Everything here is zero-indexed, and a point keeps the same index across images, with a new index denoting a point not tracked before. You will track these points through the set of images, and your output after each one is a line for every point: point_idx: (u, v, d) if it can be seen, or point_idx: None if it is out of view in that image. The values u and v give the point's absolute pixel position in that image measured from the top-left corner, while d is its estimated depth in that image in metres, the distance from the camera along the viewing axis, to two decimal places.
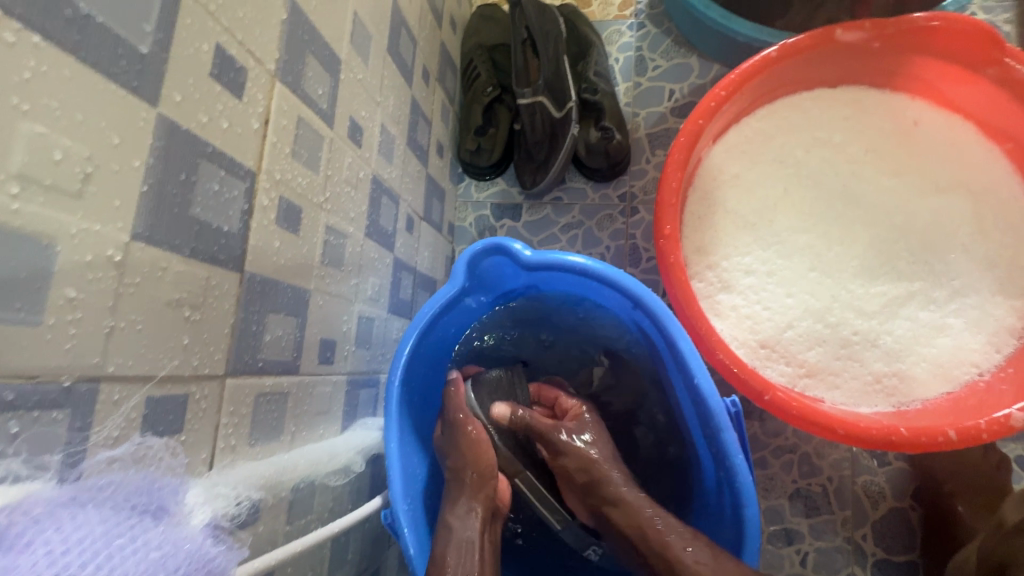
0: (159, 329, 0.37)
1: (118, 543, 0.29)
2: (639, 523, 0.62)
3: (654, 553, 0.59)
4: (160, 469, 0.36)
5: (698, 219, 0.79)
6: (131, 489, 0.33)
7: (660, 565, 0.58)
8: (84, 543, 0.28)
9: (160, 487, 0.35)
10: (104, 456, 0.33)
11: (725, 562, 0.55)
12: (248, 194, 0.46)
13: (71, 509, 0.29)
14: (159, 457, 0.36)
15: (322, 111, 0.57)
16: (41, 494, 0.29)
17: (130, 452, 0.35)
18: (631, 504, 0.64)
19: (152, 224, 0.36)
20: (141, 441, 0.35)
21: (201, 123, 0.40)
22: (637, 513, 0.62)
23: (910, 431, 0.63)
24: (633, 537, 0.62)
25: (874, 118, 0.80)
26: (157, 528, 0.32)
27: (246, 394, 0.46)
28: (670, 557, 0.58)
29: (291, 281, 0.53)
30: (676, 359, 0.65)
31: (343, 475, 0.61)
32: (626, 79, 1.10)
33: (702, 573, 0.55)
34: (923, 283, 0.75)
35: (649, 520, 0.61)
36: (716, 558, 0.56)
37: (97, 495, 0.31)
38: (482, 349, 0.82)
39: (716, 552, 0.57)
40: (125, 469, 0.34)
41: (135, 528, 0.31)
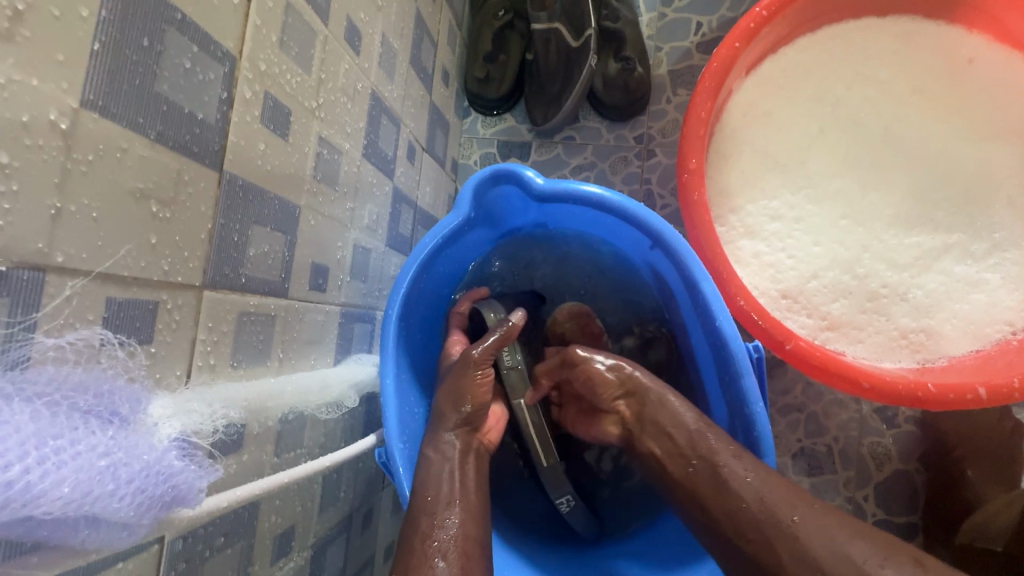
0: (121, 221, 0.32)
1: (54, 445, 0.26)
2: (683, 425, 0.57)
3: (696, 463, 0.54)
4: (116, 369, 0.32)
5: (723, 157, 0.73)
6: (77, 388, 0.29)
7: (701, 473, 0.53)
8: (9, 441, 0.24)
9: (114, 390, 0.31)
10: (51, 345, 0.28)
11: (776, 478, 0.50)
12: (228, 81, 0.39)
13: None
14: (115, 355, 0.32)
15: (315, 2, 0.50)
16: None
17: (80, 343, 0.30)
18: (675, 410, 0.59)
19: (106, 91, 0.30)
20: (98, 334, 0.31)
21: None
22: (683, 422, 0.57)
23: (937, 388, 0.60)
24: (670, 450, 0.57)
25: (927, 54, 0.72)
26: (108, 436, 0.29)
27: (227, 311, 0.41)
28: (717, 460, 0.53)
29: (279, 193, 0.47)
30: (695, 302, 0.60)
31: (335, 410, 0.57)
32: (650, 9, 1.01)
33: (750, 481, 0.50)
34: (962, 236, 0.69)
35: (695, 427, 0.56)
36: (764, 470, 0.51)
37: (33, 391, 0.27)
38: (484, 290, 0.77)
39: (764, 468, 0.51)
40: (74, 364, 0.29)
41: (80, 432, 0.27)
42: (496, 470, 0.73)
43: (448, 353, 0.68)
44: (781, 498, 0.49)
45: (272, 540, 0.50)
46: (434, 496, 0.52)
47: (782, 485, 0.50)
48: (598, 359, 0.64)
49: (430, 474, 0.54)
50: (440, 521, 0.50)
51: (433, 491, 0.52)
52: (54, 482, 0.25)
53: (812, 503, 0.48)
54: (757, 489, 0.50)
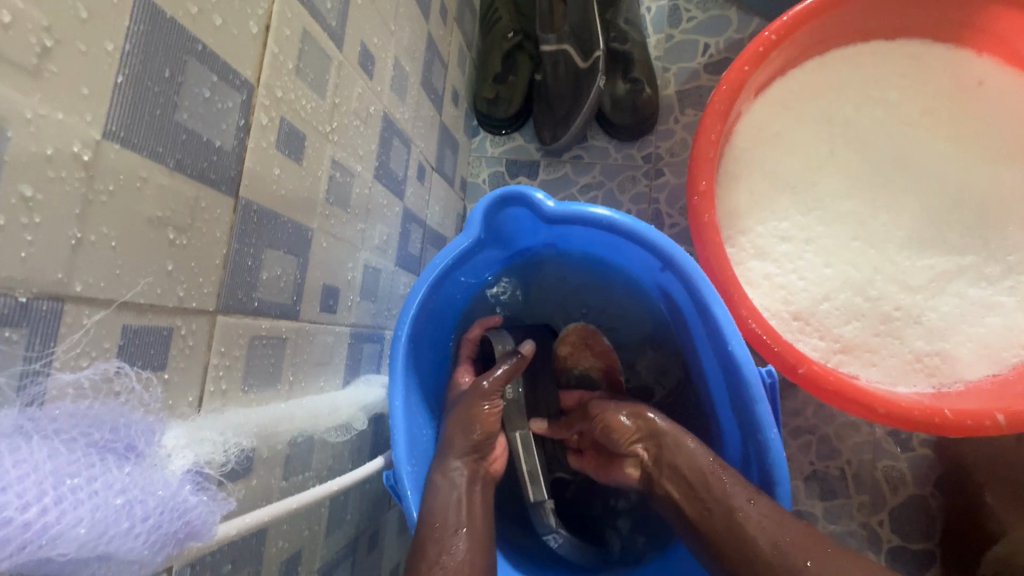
0: (139, 250, 0.32)
1: (70, 484, 0.26)
2: (699, 468, 0.56)
3: (712, 508, 0.54)
4: (131, 401, 0.32)
5: (733, 178, 0.73)
6: (96, 423, 0.29)
7: (719, 517, 0.53)
8: (27, 482, 0.24)
9: (131, 424, 0.31)
10: (66, 380, 0.28)
11: (792, 522, 0.51)
12: (245, 108, 0.40)
13: (15, 441, 0.25)
14: (130, 388, 0.32)
15: (330, 29, 0.51)
16: None
17: (96, 376, 0.30)
18: (691, 453, 0.58)
19: (128, 123, 0.31)
20: (113, 367, 0.31)
21: (189, 14, 0.34)
22: (699, 465, 0.57)
23: (954, 414, 0.59)
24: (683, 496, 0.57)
25: (936, 76, 0.72)
26: (124, 472, 0.29)
27: (240, 335, 0.42)
28: (732, 503, 0.53)
29: (292, 216, 0.48)
30: (707, 325, 0.60)
31: (344, 433, 0.56)
32: (658, 31, 1.02)
33: (765, 524, 0.51)
34: (975, 258, 0.68)
35: (711, 471, 0.56)
36: (778, 513, 0.52)
37: (52, 427, 0.27)
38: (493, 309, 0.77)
39: (780, 512, 0.51)
40: (89, 396, 0.29)
41: (97, 469, 0.28)
42: (504, 492, 0.72)
43: (455, 383, 0.69)
44: (793, 539, 0.50)
45: (278, 566, 0.50)
46: (440, 523, 0.52)
47: (795, 528, 0.51)
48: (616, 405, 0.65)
49: (440, 498, 0.54)
50: (446, 549, 0.50)
51: (437, 520, 0.52)
52: (70, 522, 0.25)
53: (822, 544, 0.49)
54: (771, 533, 0.50)
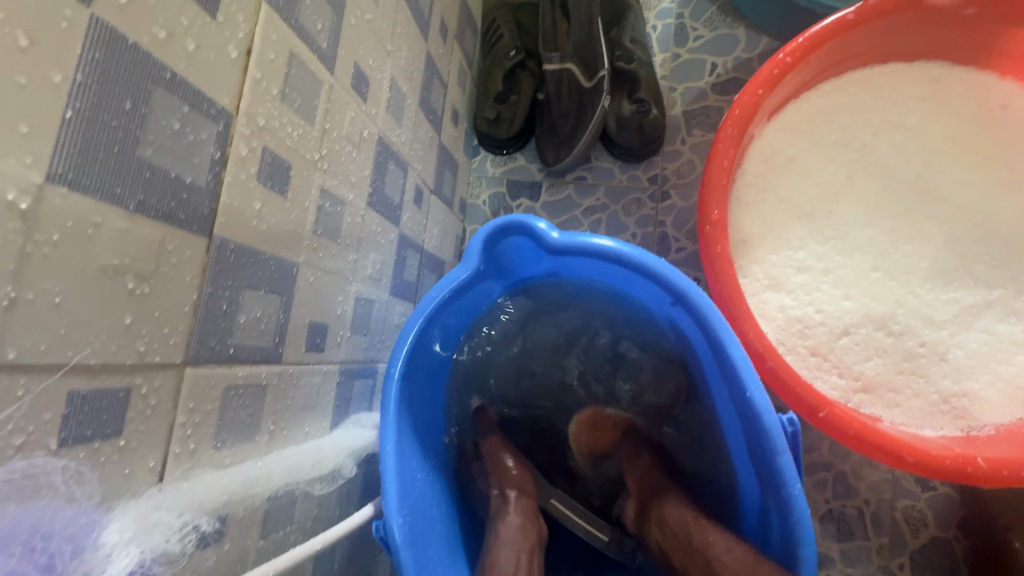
0: (89, 305, 0.29)
1: None
2: (685, 521, 0.55)
3: (692, 558, 0.52)
4: (56, 501, 0.28)
5: (746, 205, 0.69)
6: (10, 535, 0.26)
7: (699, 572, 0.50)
8: None
9: (52, 530, 0.28)
10: None
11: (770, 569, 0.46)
12: (222, 139, 0.36)
13: None
14: (57, 486, 0.28)
15: (321, 51, 0.48)
16: None
17: (14, 476, 0.26)
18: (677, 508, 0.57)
19: (79, 163, 0.27)
20: (34, 463, 0.26)
21: (156, 39, 0.31)
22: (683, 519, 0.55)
23: (988, 462, 0.55)
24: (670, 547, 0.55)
25: (959, 99, 0.69)
26: None
27: (212, 388, 0.38)
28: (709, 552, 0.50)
29: (275, 252, 0.44)
30: (721, 365, 0.55)
31: (330, 482, 0.52)
32: (664, 50, 0.99)
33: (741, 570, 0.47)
34: (1004, 292, 0.65)
35: (696, 521, 0.54)
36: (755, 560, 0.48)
37: None
38: (490, 346, 0.72)
39: (757, 558, 0.48)
40: (2, 500, 0.25)
41: None
42: None
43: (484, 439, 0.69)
44: None
45: None
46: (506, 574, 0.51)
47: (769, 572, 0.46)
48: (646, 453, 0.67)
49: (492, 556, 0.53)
50: None
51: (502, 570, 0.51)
52: None
53: None
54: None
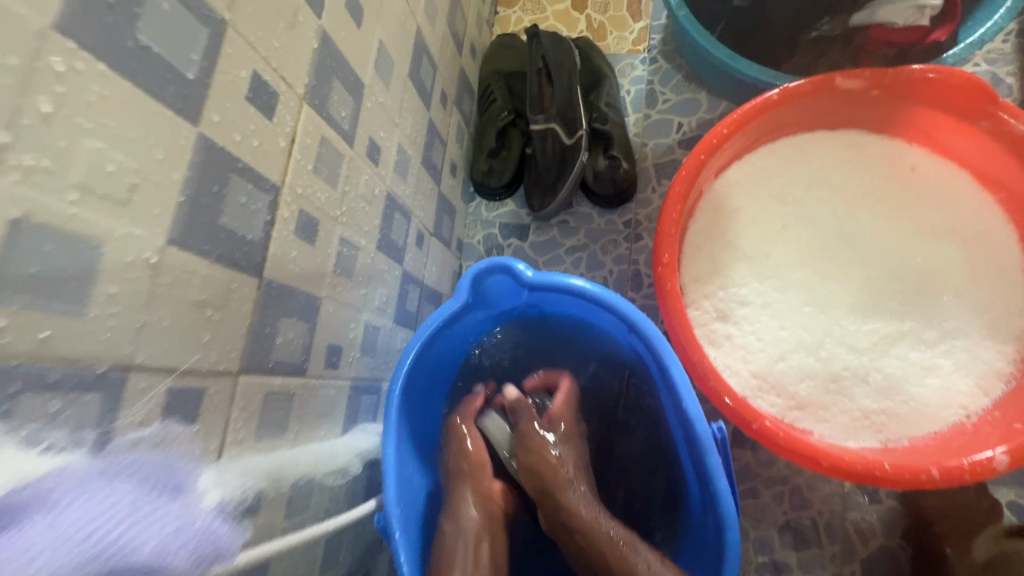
0: (186, 327, 0.41)
1: (144, 508, 0.32)
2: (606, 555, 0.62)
3: None
4: (177, 454, 0.40)
5: (697, 249, 0.81)
6: (149, 470, 0.36)
7: None
8: (113, 505, 0.31)
9: (173, 472, 0.38)
10: (130, 437, 0.36)
11: None
12: (271, 206, 0.49)
13: (101, 479, 0.32)
14: (178, 443, 0.40)
15: (343, 132, 0.61)
16: (78, 466, 0.32)
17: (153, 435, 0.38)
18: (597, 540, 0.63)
19: (185, 231, 0.40)
20: (163, 426, 0.39)
21: (234, 141, 0.44)
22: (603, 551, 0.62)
23: (893, 468, 0.66)
24: (587, 546, 0.64)
25: (874, 161, 0.82)
26: (174, 505, 0.35)
27: (256, 392, 0.50)
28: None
29: (305, 288, 0.57)
30: (666, 383, 0.67)
31: (341, 477, 0.63)
32: (636, 111, 1.14)
33: None
34: (914, 323, 0.76)
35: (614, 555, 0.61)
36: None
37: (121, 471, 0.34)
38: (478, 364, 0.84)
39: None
40: (147, 448, 0.38)
41: (157, 499, 0.34)
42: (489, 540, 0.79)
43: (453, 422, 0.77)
44: None
45: None
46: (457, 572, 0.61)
47: None
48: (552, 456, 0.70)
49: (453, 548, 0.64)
50: None
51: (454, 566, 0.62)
52: (147, 536, 0.31)
53: None
54: None
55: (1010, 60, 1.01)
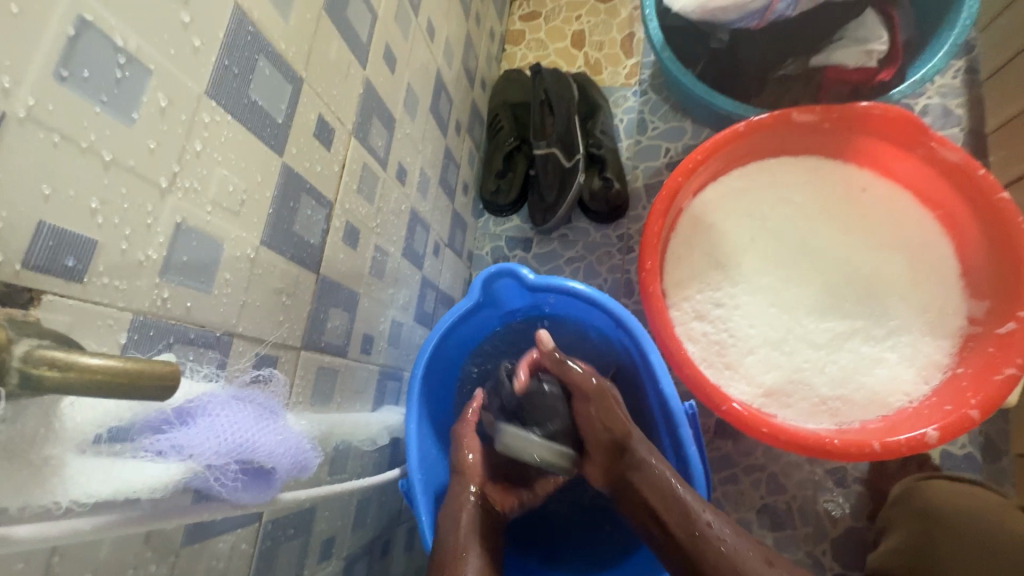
0: (269, 308, 0.54)
1: (265, 424, 0.41)
2: (662, 492, 0.71)
3: (678, 528, 0.69)
4: (279, 394, 0.54)
5: (677, 257, 0.94)
6: (264, 399, 0.44)
7: (685, 536, 0.68)
8: (245, 421, 0.39)
9: (273, 399, 0.46)
10: (242, 378, 0.49)
11: (744, 542, 0.67)
12: (327, 218, 0.63)
13: (234, 403, 0.40)
14: (279, 387, 0.54)
15: (379, 158, 0.75)
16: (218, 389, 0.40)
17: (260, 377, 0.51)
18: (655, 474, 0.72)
19: (271, 235, 0.53)
20: (263, 373, 0.52)
21: (305, 168, 0.57)
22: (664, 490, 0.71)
23: (841, 442, 0.77)
24: (646, 490, 0.72)
25: (830, 181, 0.95)
26: (281, 423, 0.44)
27: (311, 365, 0.62)
28: (694, 529, 0.68)
29: (348, 285, 0.69)
30: (649, 368, 0.82)
31: (372, 444, 0.75)
32: (629, 137, 1.28)
33: (724, 549, 0.66)
34: (865, 322, 0.88)
35: (670, 492, 0.70)
36: (735, 535, 0.68)
37: (245, 395, 0.42)
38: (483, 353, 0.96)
39: (740, 540, 0.67)
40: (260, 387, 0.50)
41: (271, 419, 0.43)
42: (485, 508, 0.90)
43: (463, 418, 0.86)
44: (751, 566, 0.64)
45: (321, 542, 0.67)
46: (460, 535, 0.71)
47: (751, 550, 0.66)
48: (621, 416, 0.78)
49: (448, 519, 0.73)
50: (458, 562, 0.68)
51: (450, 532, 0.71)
52: (270, 446, 0.41)
53: (776, 566, 0.66)
54: (728, 555, 0.65)
55: (959, 94, 1.14)
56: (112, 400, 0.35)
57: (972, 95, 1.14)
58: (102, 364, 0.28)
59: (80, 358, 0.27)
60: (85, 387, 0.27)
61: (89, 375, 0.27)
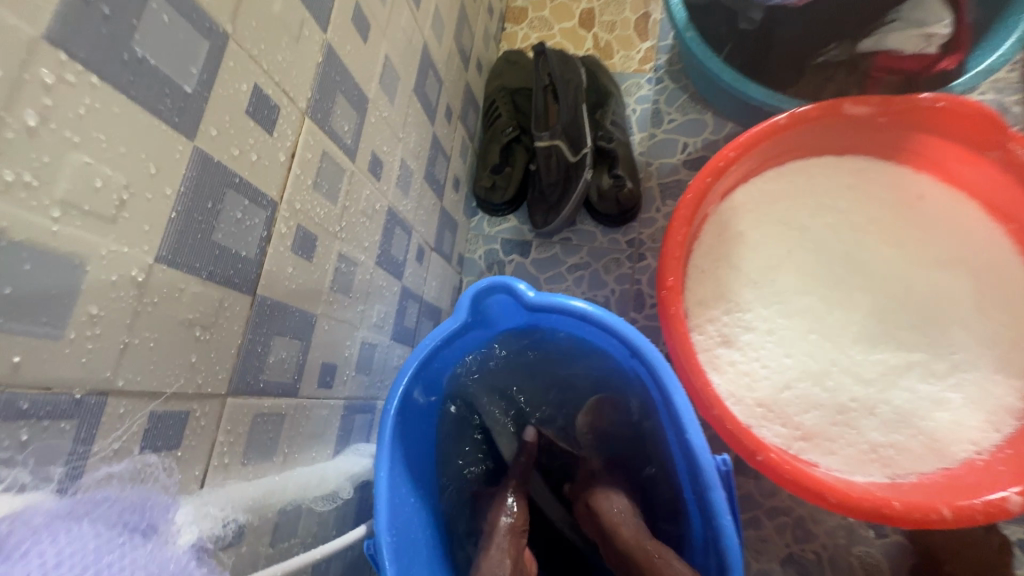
0: (171, 348, 0.39)
1: (107, 559, 0.31)
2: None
3: None
4: (156, 488, 0.38)
5: (701, 271, 0.80)
6: (127, 506, 0.35)
7: None
8: (76, 556, 0.29)
9: (153, 505, 0.36)
10: (103, 472, 0.34)
11: None
12: (268, 222, 0.48)
13: (68, 522, 0.30)
14: (157, 476, 0.38)
15: (346, 146, 0.60)
16: (43, 506, 0.30)
17: (129, 470, 0.36)
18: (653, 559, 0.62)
19: (175, 247, 0.38)
20: (141, 460, 0.37)
21: (232, 156, 0.43)
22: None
23: (903, 505, 0.63)
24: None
25: (881, 188, 0.81)
26: (145, 548, 0.34)
27: (244, 414, 0.48)
28: None
29: (300, 305, 0.55)
30: (670, 412, 0.65)
31: (331, 501, 0.61)
32: (642, 130, 1.13)
33: None
34: (923, 355, 0.74)
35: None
36: None
37: (91, 510, 0.32)
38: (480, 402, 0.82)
39: None
40: (120, 484, 0.35)
41: (125, 545, 0.32)
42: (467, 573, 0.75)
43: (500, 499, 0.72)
44: None
45: None
46: None
47: None
48: (614, 503, 0.69)
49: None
50: None
51: None
52: None
53: None
54: None
55: (1017, 89, 1.01)
56: None
57: None
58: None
59: None
60: None
61: None
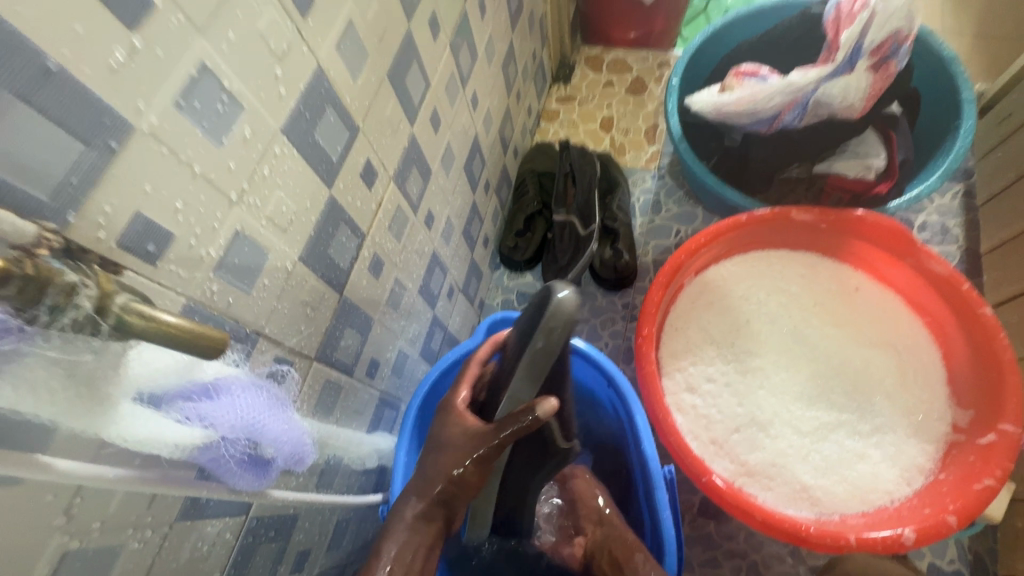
0: (294, 317, 0.60)
1: (271, 416, 0.47)
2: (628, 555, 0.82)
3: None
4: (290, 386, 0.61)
5: (675, 330, 0.99)
6: (275, 393, 0.50)
7: None
8: (257, 410, 0.45)
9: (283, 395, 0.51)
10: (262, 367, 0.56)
11: None
12: (358, 247, 0.70)
13: (248, 388, 0.46)
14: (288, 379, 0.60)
15: (412, 203, 0.84)
16: (240, 376, 0.46)
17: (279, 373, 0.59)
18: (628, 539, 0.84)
19: (309, 253, 0.60)
20: (282, 370, 0.59)
21: (347, 202, 0.66)
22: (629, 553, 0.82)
23: (817, 530, 0.76)
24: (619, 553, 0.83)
25: (824, 277, 1.01)
26: (286, 415, 0.50)
27: (319, 377, 0.67)
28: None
29: (365, 310, 0.76)
30: (635, 429, 0.86)
31: (360, 464, 0.80)
32: (644, 215, 1.37)
33: None
34: (850, 416, 0.90)
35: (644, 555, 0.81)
36: None
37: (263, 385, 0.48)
38: None
39: None
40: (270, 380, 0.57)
41: (279, 410, 0.49)
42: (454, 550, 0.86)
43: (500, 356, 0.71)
44: None
45: (295, 553, 0.68)
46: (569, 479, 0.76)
47: None
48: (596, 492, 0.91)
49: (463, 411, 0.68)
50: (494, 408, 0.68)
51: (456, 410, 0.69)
52: (272, 436, 0.47)
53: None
54: None
55: (956, 214, 1.21)
56: (161, 370, 0.39)
57: (970, 217, 1.21)
58: (169, 318, 0.35)
59: (158, 315, 0.35)
60: (161, 338, 0.35)
61: (153, 322, 0.35)
